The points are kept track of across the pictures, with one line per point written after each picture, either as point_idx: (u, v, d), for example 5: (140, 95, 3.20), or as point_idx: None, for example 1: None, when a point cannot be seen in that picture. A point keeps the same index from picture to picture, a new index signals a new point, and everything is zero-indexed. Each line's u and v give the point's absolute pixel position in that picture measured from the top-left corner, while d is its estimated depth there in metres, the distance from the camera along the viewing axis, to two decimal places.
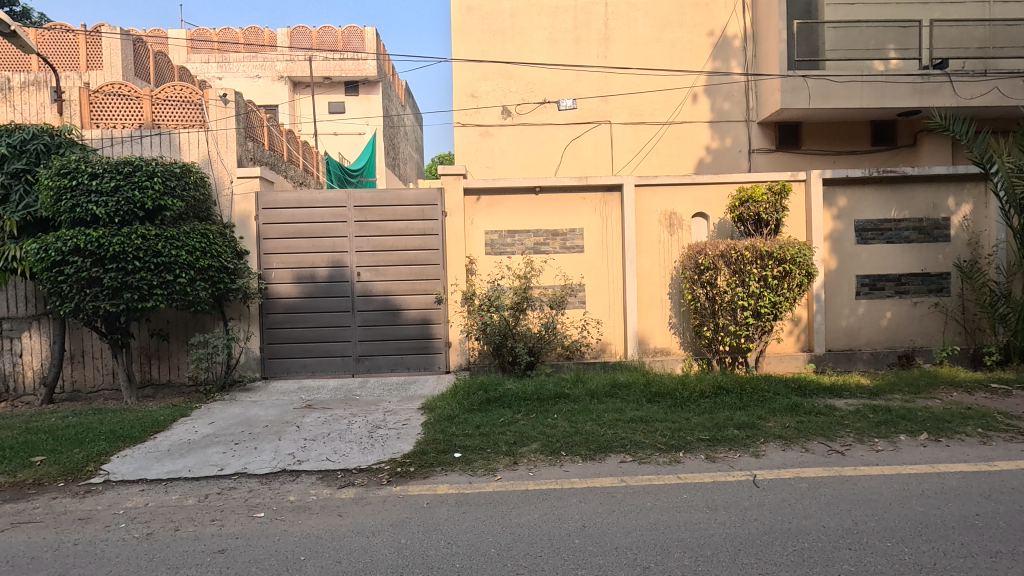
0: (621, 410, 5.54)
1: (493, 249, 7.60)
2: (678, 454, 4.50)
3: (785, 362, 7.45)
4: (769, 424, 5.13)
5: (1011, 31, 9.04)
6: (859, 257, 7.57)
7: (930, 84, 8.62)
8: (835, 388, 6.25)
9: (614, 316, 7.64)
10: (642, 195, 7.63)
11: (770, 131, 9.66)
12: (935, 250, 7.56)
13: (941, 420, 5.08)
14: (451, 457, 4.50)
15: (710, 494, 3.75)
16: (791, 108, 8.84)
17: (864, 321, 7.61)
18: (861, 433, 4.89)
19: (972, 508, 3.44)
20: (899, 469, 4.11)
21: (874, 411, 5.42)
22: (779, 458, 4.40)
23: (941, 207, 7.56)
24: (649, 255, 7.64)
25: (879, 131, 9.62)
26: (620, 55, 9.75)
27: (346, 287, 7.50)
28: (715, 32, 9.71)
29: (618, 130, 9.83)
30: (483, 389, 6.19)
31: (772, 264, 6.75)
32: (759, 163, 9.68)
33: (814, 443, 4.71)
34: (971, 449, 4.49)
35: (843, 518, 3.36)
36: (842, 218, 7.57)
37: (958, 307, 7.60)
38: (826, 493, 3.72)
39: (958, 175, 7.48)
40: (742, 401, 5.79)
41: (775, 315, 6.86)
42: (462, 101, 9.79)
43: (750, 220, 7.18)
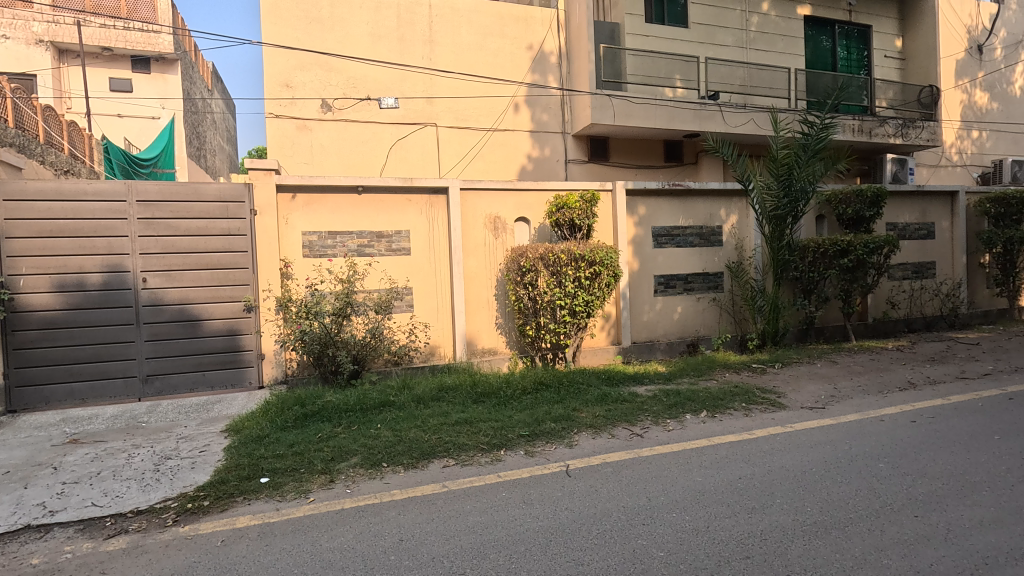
0: (447, 413, 5.52)
1: (311, 251, 7.04)
2: (499, 452, 4.62)
3: (598, 355, 8.13)
4: (582, 415, 5.53)
5: (763, 74, 11.01)
6: (655, 259, 8.59)
7: (706, 112, 10.12)
8: (637, 377, 7.00)
9: (442, 318, 7.62)
10: (467, 198, 7.73)
11: (583, 143, 10.51)
12: (712, 253, 8.89)
13: (717, 398, 5.96)
14: (257, 483, 4.04)
15: (527, 489, 3.89)
16: (599, 123, 9.72)
17: (661, 316, 8.65)
18: (657, 415, 5.52)
19: (737, 472, 4.06)
20: (684, 446, 4.69)
21: (667, 394, 6.17)
22: (589, 446, 4.76)
23: (716, 216, 8.90)
24: (475, 257, 7.76)
25: (669, 149, 11.03)
26: (444, 59, 9.78)
27: (128, 295, 6.36)
28: (534, 47, 10.27)
29: (444, 133, 9.86)
30: (299, 403, 5.73)
31: (584, 266, 7.30)
32: (575, 173, 10.47)
33: (619, 429, 5.20)
34: (737, 421, 5.32)
35: (641, 496, 3.72)
36: (642, 224, 8.50)
37: (729, 301, 9.04)
38: (627, 474, 4.10)
39: (727, 190, 8.89)
40: (559, 395, 6.18)
41: (588, 313, 7.46)
42: (275, 90, 9.00)
43: (565, 225, 7.74)
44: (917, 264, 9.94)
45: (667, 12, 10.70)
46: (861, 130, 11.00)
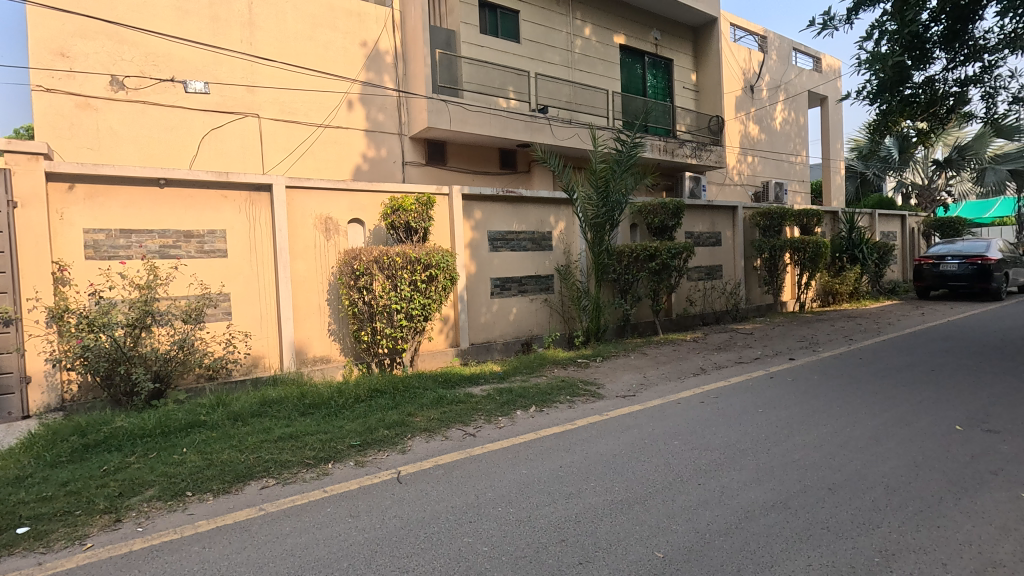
0: (269, 429, 5.09)
1: (96, 252, 6.00)
2: (326, 466, 4.38)
3: (436, 358, 8.15)
4: (417, 419, 5.50)
5: (586, 93, 12.05)
6: (491, 263, 8.87)
7: (537, 124, 10.77)
8: (473, 377, 7.16)
9: (265, 326, 6.99)
10: (294, 197, 7.22)
11: (420, 146, 10.47)
12: (543, 257, 9.46)
13: (545, 393, 6.36)
14: (13, 535, 3.31)
15: (354, 501, 3.75)
16: (436, 127, 9.79)
17: (497, 317, 8.96)
18: (489, 414, 5.71)
19: (558, 462, 4.37)
20: (513, 441, 4.92)
21: (500, 393, 6.41)
22: (423, 450, 4.75)
23: (546, 222, 9.49)
24: (304, 260, 7.27)
25: (504, 157, 11.52)
26: (267, 45, 9.05)
27: None
28: (368, 44, 9.97)
29: (267, 126, 9.09)
30: (80, 433, 4.85)
31: (420, 269, 7.26)
32: (412, 175, 10.39)
33: (453, 430, 5.27)
34: (561, 413, 5.73)
35: (469, 494, 3.81)
36: (478, 228, 8.73)
37: (559, 301, 9.70)
38: (457, 475, 4.17)
39: (555, 199, 9.52)
40: (394, 401, 6.07)
41: (425, 316, 7.43)
42: (45, 58, 7.49)
43: (401, 227, 7.66)
44: (709, 267, 11.66)
45: (500, 25, 11.18)
46: (666, 150, 12.58)
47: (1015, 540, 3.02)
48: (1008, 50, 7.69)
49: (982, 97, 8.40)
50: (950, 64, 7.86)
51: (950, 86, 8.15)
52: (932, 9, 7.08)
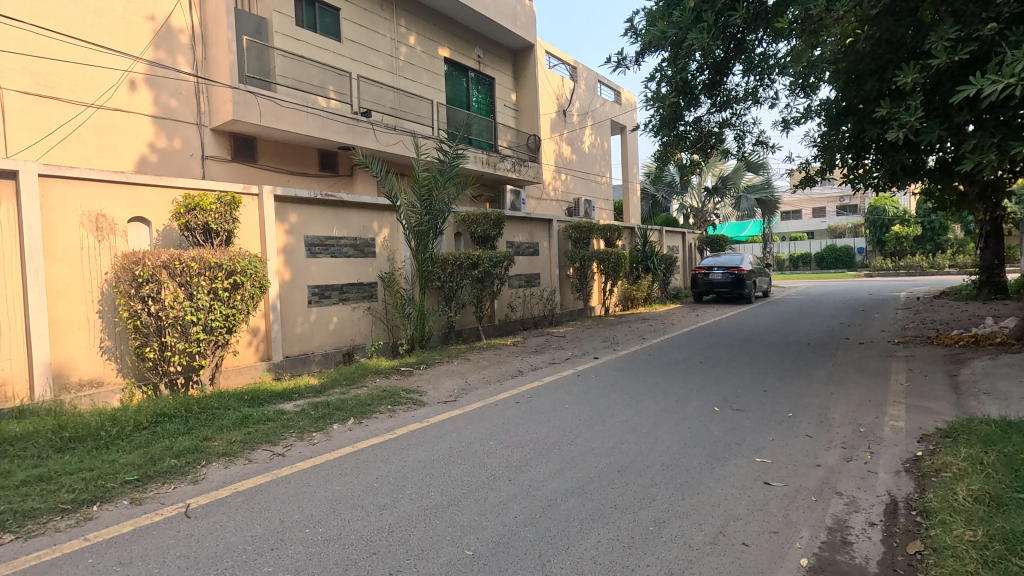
0: (10, 473, 4.12)
1: None
2: (91, 509, 3.69)
3: (243, 373, 7.37)
4: (214, 444, 4.92)
5: (411, 100, 12.05)
6: (308, 270, 8.34)
7: (359, 127, 10.48)
8: (285, 393, 6.64)
9: (8, 346, 5.63)
10: (51, 188, 5.96)
11: (224, 140, 9.46)
12: (366, 264, 9.18)
13: (365, 404, 6.17)
14: None
15: (127, 547, 3.21)
16: (243, 120, 8.95)
17: (315, 327, 8.44)
18: (302, 430, 5.35)
19: (374, 474, 4.26)
20: (326, 457, 4.67)
21: (315, 407, 6.05)
22: (220, 478, 4.26)
23: (369, 228, 9.22)
24: (65, 265, 6.03)
25: (323, 159, 10.97)
26: (14, 1, 7.39)
27: None
28: (156, 18, 8.73)
29: (14, 100, 7.39)
30: None
31: (221, 276, 6.52)
32: (214, 171, 9.34)
33: (257, 452, 4.82)
34: (381, 424, 5.61)
35: (272, 520, 3.53)
36: (293, 233, 8.14)
37: (383, 309, 9.50)
38: (259, 501, 3.82)
39: (378, 205, 9.32)
40: (186, 425, 5.35)
41: (228, 328, 6.69)
42: None
43: (198, 229, 6.82)
44: (527, 275, 12.43)
45: (318, 20, 10.67)
46: (488, 163, 13.15)
47: (750, 496, 3.75)
48: (750, 101, 9.58)
49: (734, 138, 10.32)
50: (711, 108, 9.53)
51: (712, 126, 9.87)
52: (698, 62, 8.51)
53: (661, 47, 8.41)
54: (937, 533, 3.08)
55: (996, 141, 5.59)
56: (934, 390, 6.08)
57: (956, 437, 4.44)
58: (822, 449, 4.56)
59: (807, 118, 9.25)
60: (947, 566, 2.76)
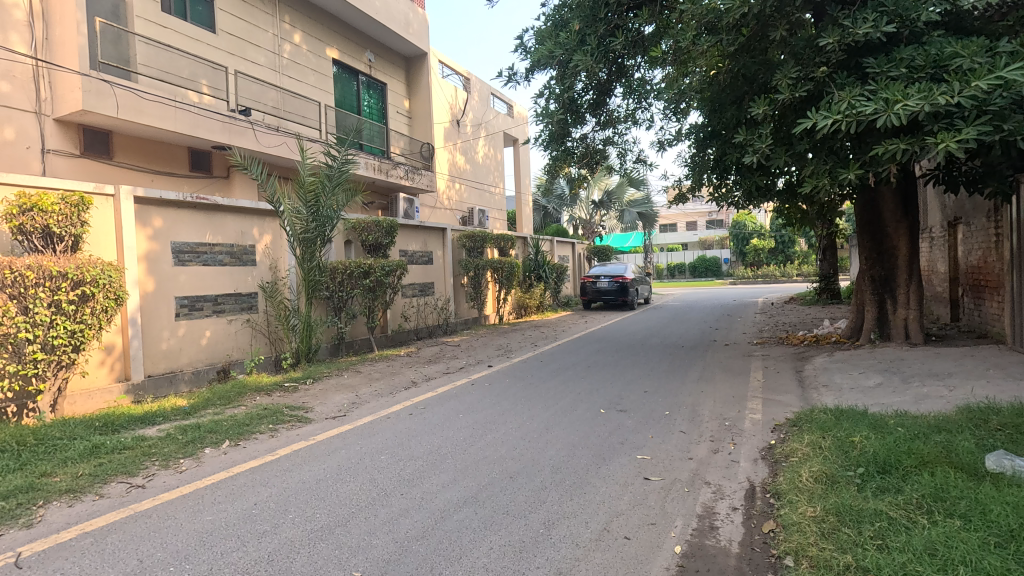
0: None
1: None
2: None
3: (94, 398, 6.48)
4: (55, 480, 4.29)
5: (297, 101, 11.42)
6: (175, 279, 7.58)
7: (236, 126, 9.76)
8: (146, 417, 5.95)
9: None
10: None
11: (71, 131, 8.34)
12: (245, 273, 8.53)
13: (242, 425, 5.70)
14: None
15: None
16: (95, 112, 7.96)
17: (184, 342, 7.67)
18: (167, 458, 4.83)
19: (253, 499, 3.97)
20: (196, 485, 4.26)
21: (183, 431, 5.48)
22: (62, 519, 3.71)
23: (247, 235, 8.59)
24: None
25: (194, 158, 10.08)
26: None
27: None
28: None
29: None
30: None
31: (66, 287, 5.71)
32: (57, 167, 8.19)
33: (111, 485, 4.27)
34: (261, 445, 5.21)
35: (129, 560, 3.15)
36: (157, 238, 7.35)
37: (264, 321, 8.87)
38: (113, 540, 3.39)
39: (258, 209, 8.72)
40: (18, 461, 4.60)
41: (75, 346, 5.86)
42: None
43: (35, 233, 5.91)
44: (421, 284, 12.27)
45: (189, 8, 9.81)
46: (379, 169, 12.84)
47: (631, 492, 4.00)
48: (630, 122, 10.29)
49: (617, 155, 10.99)
50: (595, 126, 10.09)
51: (596, 143, 10.45)
52: (583, 82, 8.98)
53: (549, 65, 8.75)
54: (786, 511, 3.48)
55: (828, 168, 6.49)
56: (784, 385, 6.89)
57: (801, 426, 5.08)
58: (694, 443, 4.98)
59: (679, 140, 10.12)
60: (794, 539, 3.13)
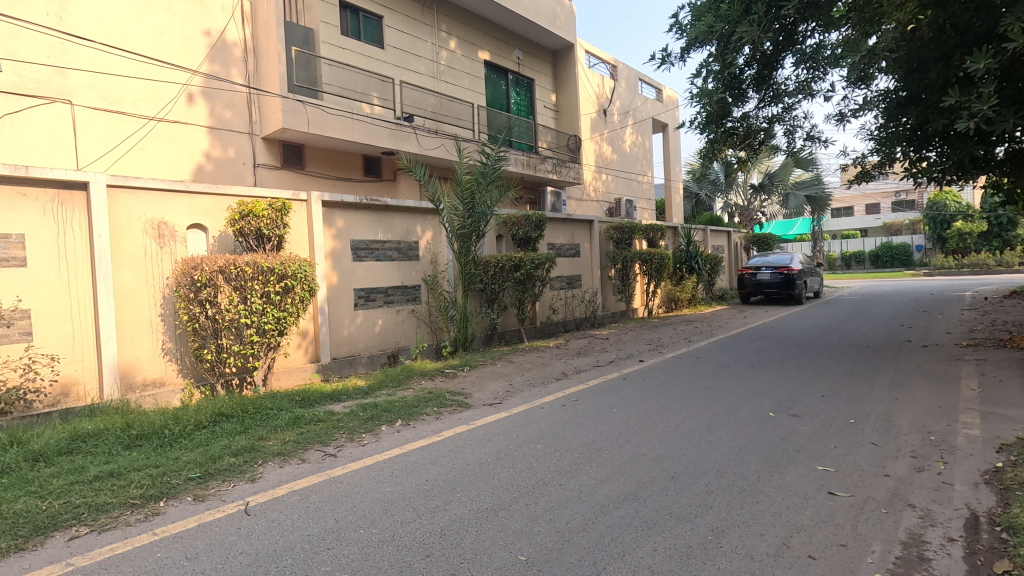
0: (81, 469, 4.34)
1: None
2: (157, 504, 3.86)
3: (294, 375, 7.56)
4: (269, 443, 5.06)
5: (452, 105, 12.13)
6: (354, 273, 8.51)
7: (402, 133, 10.65)
8: (334, 394, 6.78)
9: (79, 347, 5.88)
10: (118, 197, 6.22)
11: (274, 148, 9.79)
12: (410, 267, 9.30)
13: (411, 406, 6.24)
14: None
15: (191, 542, 3.34)
16: (292, 129, 9.23)
17: (361, 329, 8.60)
18: (351, 431, 5.45)
19: (424, 476, 4.30)
20: (376, 458, 4.75)
21: (363, 408, 6.15)
22: (276, 477, 4.37)
23: (412, 232, 9.34)
24: (131, 270, 6.28)
25: (368, 165, 11.21)
26: (83, 23, 7.91)
27: None
28: (211, 33, 9.14)
29: (83, 115, 7.91)
30: None
31: (273, 280, 6.71)
32: (264, 178, 9.67)
33: (311, 452, 4.94)
34: (428, 426, 5.65)
35: (328, 519, 3.59)
36: (339, 237, 8.31)
37: (426, 312, 9.59)
38: (315, 500, 3.90)
39: (421, 208, 9.43)
40: (243, 425, 5.53)
41: (280, 330, 6.88)
42: None
43: (251, 234, 7.02)
44: (569, 277, 12.35)
45: (362, 29, 10.91)
46: (528, 165, 13.13)
47: (813, 506, 3.58)
48: (802, 95, 9.23)
49: (784, 133, 9.96)
50: (760, 103, 9.23)
51: (760, 122, 9.56)
52: (746, 55, 8.26)
53: (707, 42, 8.22)
54: None
55: None
56: (1011, 397, 5.68)
57: None
58: (890, 458, 4.31)
59: (864, 110, 8.85)
60: None
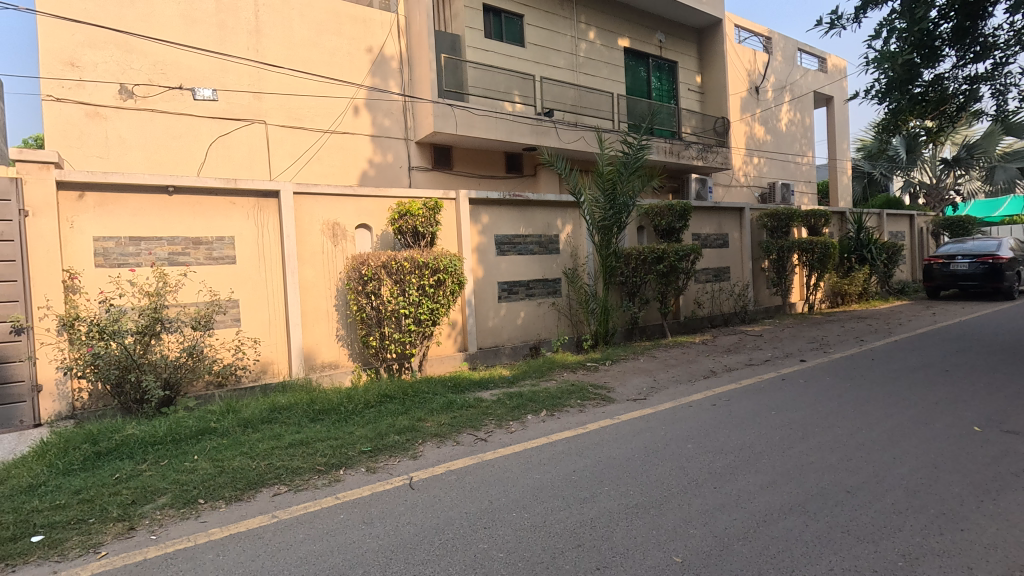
0: (279, 436, 5.08)
1: (106, 260, 5.93)
2: (338, 472, 4.38)
3: (445, 362, 8.10)
4: (427, 425, 5.48)
5: (592, 96, 12.02)
6: (499, 267, 8.84)
7: (542, 127, 10.80)
8: (482, 382, 7.13)
9: (274, 332, 6.87)
10: (302, 203, 7.13)
11: (426, 150, 10.52)
12: (550, 260, 9.43)
13: (555, 397, 6.34)
14: (29, 543, 3.32)
15: (367, 508, 3.73)
16: (442, 131, 9.84)
17: (505, 321, 8.92)
18: (500, 418, 5.69)
19: (571, 466, 4.34)
20: (524, 445, 4.90)
21: (510, 397, 6.39)
22: (434, 456, 4.72)
23: (553, 225, 9.45)
24: (311, 266, 7.16)
25: (510, 162, 11.56)
26: (274, 52, 9.19)
27: None
28: (373, 49, 10.08)
29: (274, 132, 9.22)
30: (91, 440, 4.87)
31: (428, 274, 7.21)
32: (418, 180, 10.44)
33: (464, 435, 5.25)
34: (573, 418, 5.69)
35: (482, 500, 3.79)
36: (485, 232, 8.69)
37: (567, 305, 9.66)
38: (470, 480, 4.14)
39: (562, 202, 9.50)
40: (404, 406, 6.05)
41: (434, 321, 7.39)
42: (56, 69, 7.70)
43: (408, 232, 7.60)
44: (716, 269, 11.61)
45: (505, 29, 11.25)
46: (671, 152, 12.57)
47: None
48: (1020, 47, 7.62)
49: (992, 96, 8.33)
50: (960, 61, 7.80)
51: (960, 84, 8.09)
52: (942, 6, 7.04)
53: None
54: None
55: None
56: None
57: None
58: None
59: None
60: None
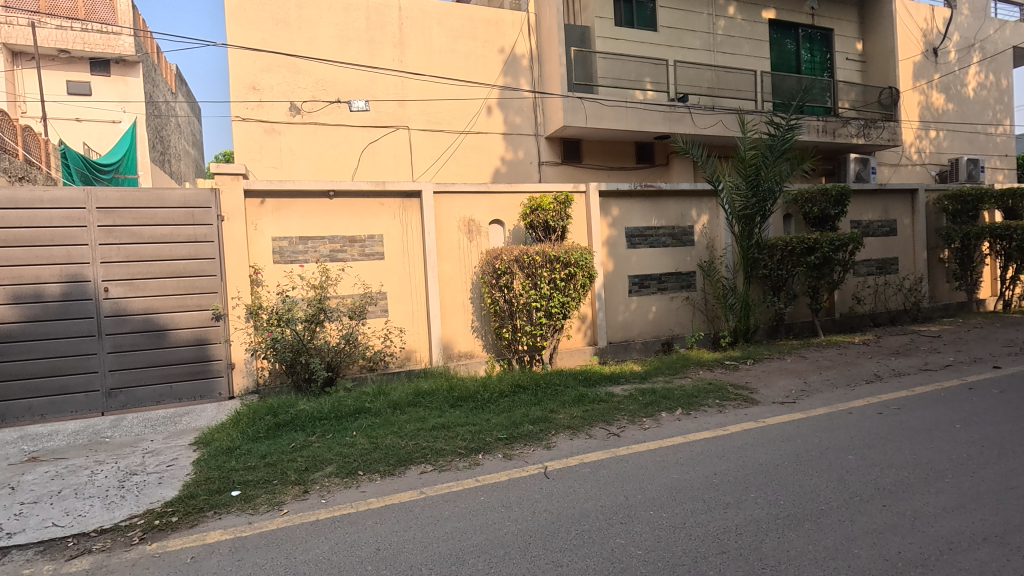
0: (423, 419, 5.49)
1: (282, 257, 6.81)
2: (477, 456, 4.61)
3: (574, 355, 8.13)
4: (559, 416, 5.56)
5: (731, 76, 11.24)
6: (629, 260, 8.65)
7: (676, 114, 10.33)
8: (614, 377, 7.03)
9: (417, 322, 7.42)
10: (441, 202, 7.57)
11: (556, 145, 10.60)
12: (685, 253, 9.01)
13: (691, 395, 6.06)
14: (228, 496, 3.95)
15: (505, 492, 3.89)
16: (571, 125, 9.84)
17: (636, 315, 8.71)
18: (633, 414, 5.58)
19: (712, 469, 4.13)
20: (659, 443, 4.76)
21: (643, 393, 6.24)
22: (567, 447, 4.77)
23: (687, 216, 9.01)
24: (449, 261, 7.60)
25: (640, 152, 11.24)
26: (416, 61, 9.86)
27: (121, 316, 6.20)
28: (504, 50, 10.39)
29: (415, 136, 9.89)
30: (272, 412, 5.64)
31: (559, 268, 7.26)
32: (548, 175, 10.55)
33: (596, 429, 5.24)
34: (711, 418, 5.40)
35: (618, 495, 3.75)
36: (615, 225, 8.55)
37: (702, 299, 9.18)
38: (605, 474, 4.13)
39: (698, 191, 9.01)
40: (536, 397, 6.18)
41: (564, 314, 7.43)
42: (243, 93, 8.97)
43: (540, 226, 7.71)
44: (881, 261, 10.25)
45: (636, 15, 10.93)
46: (825, 130, 11.33)
47: None
48: None
49: None
50: None
51: None
52: None
53: None
54: None
55: None
56: None
57: None
58: None
59: None
60: None
